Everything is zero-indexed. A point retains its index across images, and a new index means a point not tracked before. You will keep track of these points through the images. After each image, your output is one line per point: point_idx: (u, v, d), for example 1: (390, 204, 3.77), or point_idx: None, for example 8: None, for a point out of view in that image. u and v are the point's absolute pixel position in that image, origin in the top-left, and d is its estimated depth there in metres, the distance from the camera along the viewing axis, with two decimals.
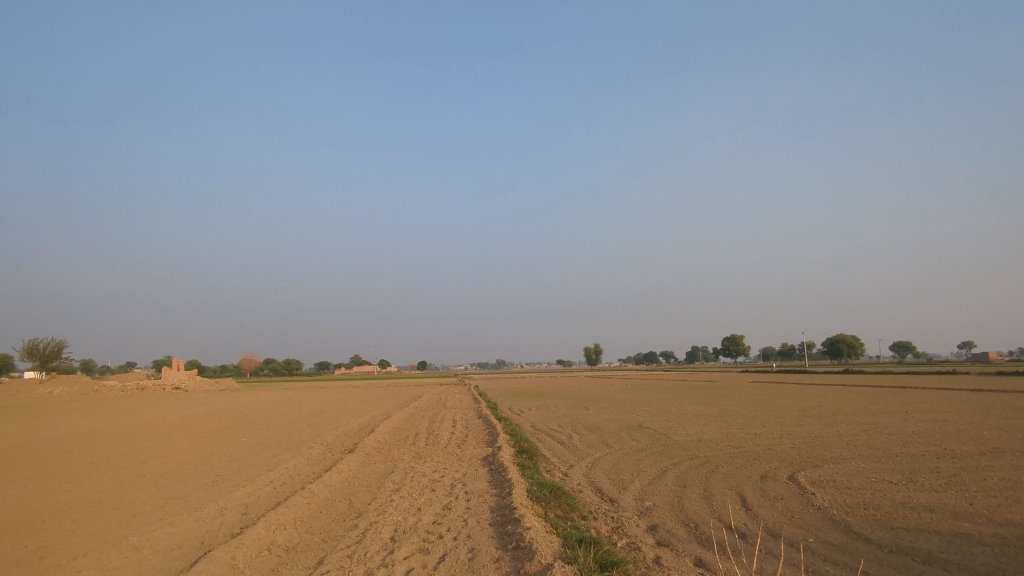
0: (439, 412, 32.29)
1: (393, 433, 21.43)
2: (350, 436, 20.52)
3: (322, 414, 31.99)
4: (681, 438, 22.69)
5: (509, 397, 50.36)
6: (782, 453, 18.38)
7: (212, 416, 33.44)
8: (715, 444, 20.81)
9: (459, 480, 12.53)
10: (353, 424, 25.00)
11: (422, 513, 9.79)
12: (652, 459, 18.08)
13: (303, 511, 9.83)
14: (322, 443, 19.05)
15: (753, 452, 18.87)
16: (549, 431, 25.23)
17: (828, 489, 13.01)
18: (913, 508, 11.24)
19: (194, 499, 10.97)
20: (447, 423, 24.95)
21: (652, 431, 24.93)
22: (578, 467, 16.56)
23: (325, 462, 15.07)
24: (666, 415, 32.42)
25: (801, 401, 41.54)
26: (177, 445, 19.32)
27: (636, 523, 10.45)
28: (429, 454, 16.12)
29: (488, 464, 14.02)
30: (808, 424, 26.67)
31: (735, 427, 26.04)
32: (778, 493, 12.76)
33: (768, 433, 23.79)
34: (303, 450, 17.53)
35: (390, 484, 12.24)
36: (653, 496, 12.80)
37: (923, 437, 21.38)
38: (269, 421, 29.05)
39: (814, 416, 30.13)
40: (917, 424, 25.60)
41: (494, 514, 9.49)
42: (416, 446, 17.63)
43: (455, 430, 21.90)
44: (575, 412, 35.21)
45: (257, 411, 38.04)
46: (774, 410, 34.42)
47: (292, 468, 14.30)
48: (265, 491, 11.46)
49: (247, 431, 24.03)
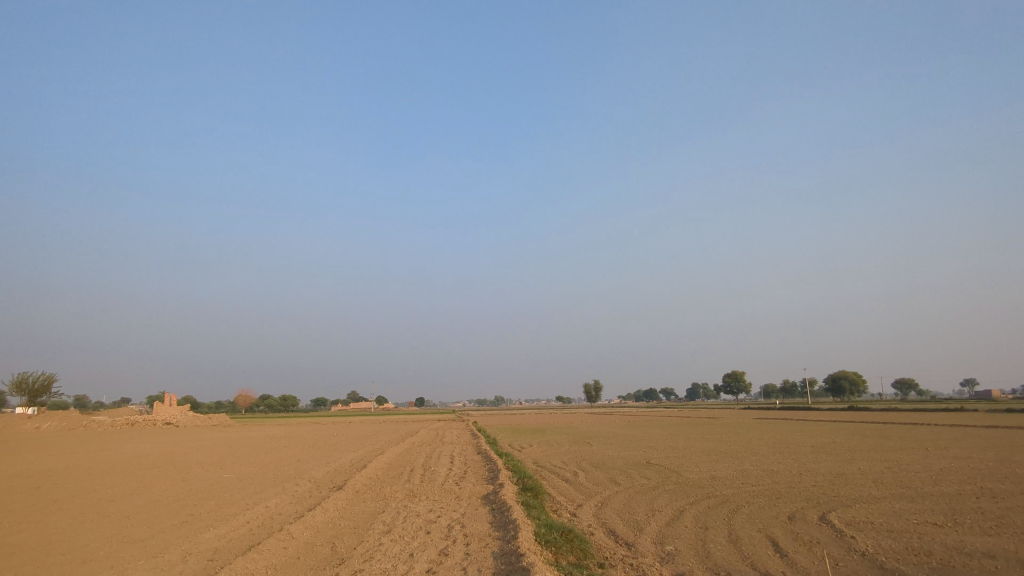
0: (436, 447, 30.88)
1: (387, 469, 20.09)
2: (340, 472, 19.18)
3: (313, 450, 30.51)
4: (693, 475, 21.32)
5: (508, 433, 48.79)
6: (806, 492, 17.07)
7: (199, 451, 31.97)
8: (731, 482, 19.44)
9: (458, 521, 11.23)
10: (345, 460, 23.60)
11: (414, 560, 8.48)
12: (665, 497, 16.74)
13: (276, 558, 8.52)
14: (309, 479, 17.72)
15: (773, 490, 17.51)
16: (553, 468, 23.81)
17: (868, 533, 11.69)
18: (970, 555, 9.92)
19: (154, 543, 9.68)
20: (444, 459, 23.57)
21: (662, 468, 23.56)
22: (586, 506, 15.20)
23: (310, 500, 13.75)
24: (675, 452, 30.97)
25: (814, 438, 40.01)
26: (153, 482, 17.99)
27: (659, 571, 9.18)
28: (425, 491, 14.80)
29: (489, 503, 12.72)
30: (826, 460, 25.32)
31: (749, 464, 24.64)
32: (813, 536, 11.45)
33: (785, 470, 22.43)
34: (288, 487, 16.21)
35: (380, 525, 10.93)
36: (674, 539, 11.51)
37: (953, 474, 20.06)
38: (257, 456, 27.61)
39: (831, 452, 28.75)
40: (941, 461, 24.21)
41: (498, 561, 8.21)
42: (411, 483, 16.30)
43: (453, 467, 20.52)
44: (579, 448, 33.74)
45: (246, 446, 36.47)
46: (787, 447, 32.93)
47: (273, 507, 12.97)
48: (237, 534, 10.17)
49: (231, 467, 22.60)
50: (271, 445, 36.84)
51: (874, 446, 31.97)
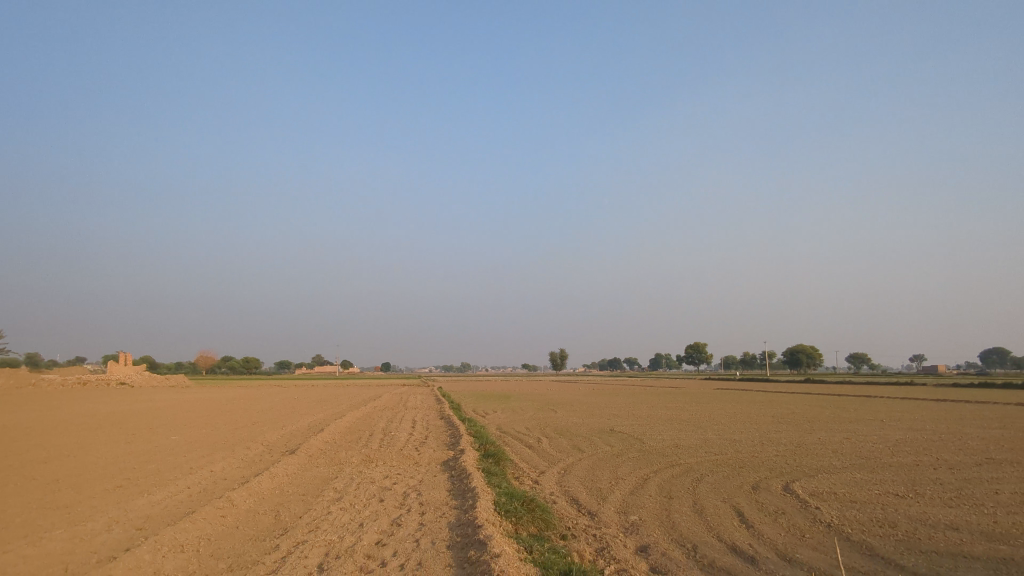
0: (399, 412, 30.31)
1: (345, 434, 19.40)
2: (296, 436, 18.43)
3: (270, 413, 29.62)
4: (657, 444, 21.21)
5: (472, 399, 48.55)
6: (769, 461, 17.00)
7: (150, 412, 30.77)
8: (694, 451, 19.36)
9: (414, 489, 10.64)
10: (302, 424, 22.84)
11: (364, 531, 7.83)
12: (630, 465, 16.47)
13: (211, 527, 7.77)
14: (262, 443, 16.94)
15: (737, 460, 17.40)
16: (516, 434, 23.48)
17: (833, 504, 11.53)
18: (936, 528, 9.79)
19: (79, 510, 8.84)
20: (406, 424, 23.00)
21: (626, 436, 23.44)
22: (549, 474, 14.80)
23: (258, 465, 12.98)
24: (638, 420, 31.06)
25: (773, 408, 40.70)
26: (93, 444, 16.96)
27: (623, 543, 8.77)
28: (382, 457, 14.16)
29: (448, 470, 12.15)
30: (786, 431, 25.58)
31: (712, 433, 24.73)
32: (778, 507, 11.23)
33: (747, 439, 22.51)
34: (237, 451, 15.40)
35: (330, 493, 10.27)
36: (638, 509, 11.15)
37: (910, 446, 20.36)
38: (211, 418, 26.61)
39: (790, 423, 29.15)
40: (897, 432, 24.67)
41: (454, 532, 7.64)
42: (368, 449, 15.64)
43: (414, 432, 19.97)
44: (543, 415, 33.60)
45: (201, 408, 35.35)
46: (747, 416, 33.33)
47: (217, 472, 12.15)
48: (173, 500, 9.37)
49: (181, 429, 21.61)
50: (228, 407, 35.78)
51: (831, 417, 32.59)
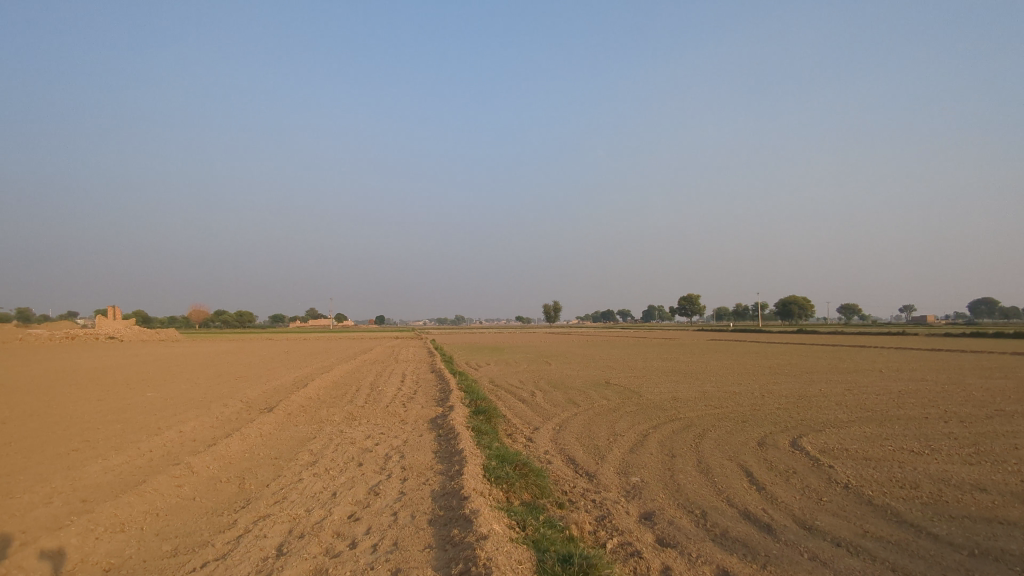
0: (389, 365, 29.58)
1: (331, 389, 18.60)
2: (278, 392, 17.58)
3: (258, 367, 28.86)
4: (655, 396, 20.53)
5: (466, 351, 48.02)
6: (772, 416, 16.31)
7: (133, 367, 29.97)
8: (693, 404, 18.69)
9: (397, 451, 9.79)
10: (288, 379, 22.01)
11: (335, 503, 6.94)
12: (627, 420, 15.78)
13: (162, 501, 6.88)
14: (242, 399, 16.09)
15: (738, 414, 16.72)
16: (509, 388, 22.75)
17: (847, 462, 10.80)
18: (961, 488, 9.06)
19: (22, 480, 7.95)
20: (395, 378, 22.20)
21: (621, 389, 22.79)
22: (544, 431, 14.03)
23: (233, 425, 12.12)
24: (634, 372, 30.48)
25: (770, 359, 40.26)
26: (63, 402, 16.07)
27: (625, 510, 7.96)
28: (366, 414, 13.32)
29: (435, 429, 11.30)
30: (785, 382, 25.05)
31: (710, 385, 24.08)
32: (789, 466, 10.49)
33: (747, 391, 21.87)
34: (214, 409, 14.56)
35: (305, 456, 9.41)
36: (639, 470, 10.37)
37: (914, 397, 19.75)
38: (196, 373, 25.79)
39: (787, 374, 28.63)
40: (899, 383, 24.09)
41: (437, 504, 6.77)
42: (352, 405, 14.80)
43: (403, 387, 19.14)
44: (537, 367, 32.99)
45: (188, 362, 34.57)
46: (745, 368, 32.80)
47: (187, 433, 11.28)
48: (129, 467, 8.49)
49: (162, 385, 20.79)
50: (216, 361, 34.99)
51: (830, 367, 32.07)
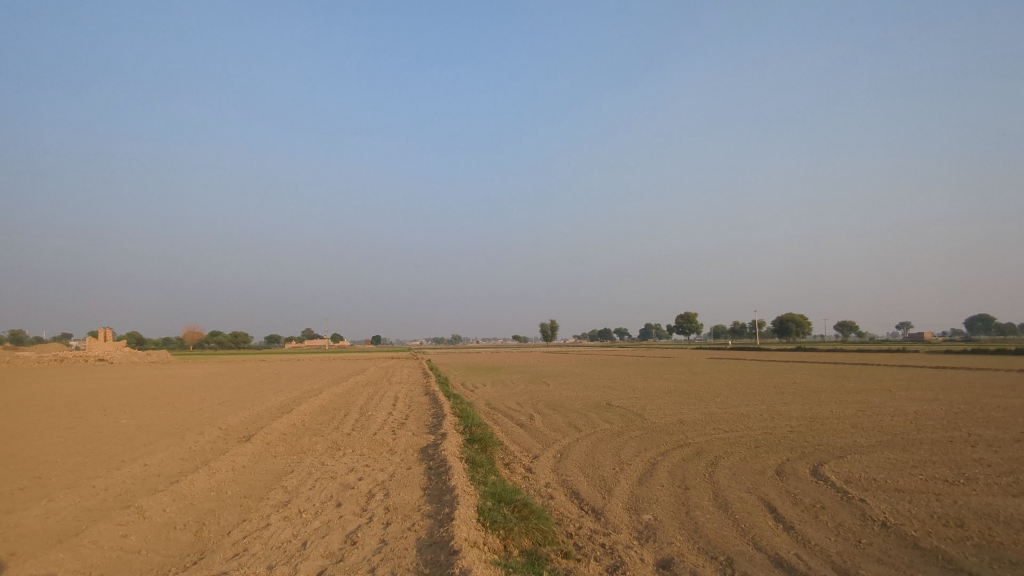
0: (382, 388, 28.52)
1: (317, 414, 17.53)
2: (260, 418, 16.50)
3: (244, 391, 27.64)
4: (659, 419, 19.49)
5: (462, 372, 46.91)
6: (786, 440, 15.31)
7: (114, 390, 28.72)
8: (701, 428, 17.67)
9: (381, 487, 8.78)
10: (273, 403, 20.89)
11: (303, 556, 5.94)
12: (633, 446, 14.76)
13: (99, 556, 5.87)
14: (219, 427, 15.01)
15: (750, 438, 15.70)
16: (506, 411, 21.68)
17: (878, 494, 9.82)
18: (1013, 526, 8.09)
19: None
20: (386, 402, 21.10)
21: (623, 411, 21.74)
22: (544, 460, 13.00)
23: (203, 457, 11.07)
24: (635, 392, 29.45)
25: (774, 378, 39.17)
26: (27, 431, 14.95)
27: (639, 557, 6.98)
28: (351, 444, 12.27)
29: (425, 461, 10.29)
30: (793, 403, 24.02)
31: (716, 407, 23.05)
32: (817, 501, 9.50)
33: (755, 413, 20.84)
34: (186, 438, 13.47)
35: (278, 495, 8.38)
36: (651, 505, 9.37)
37: (931, 419, 18.77)
38: (178, 397, 24.62)
39: (794, 394, 27.59)
40: (912, 403, 23.08)
41: (423, 558, 5.78)
42: (337, 433, 13.75)
43: (394, 411, 18.08)
44: (535, 388, 31.92)
45: (173, 385, 33.39)
46: (750, 388, 31.71)
47: (152, 467, 10.23)
48: (73, 511, 7.46)
49: (139, 410, 19.68)
50: (203, 383, 33.74)
51: (838, 387, 31.00)
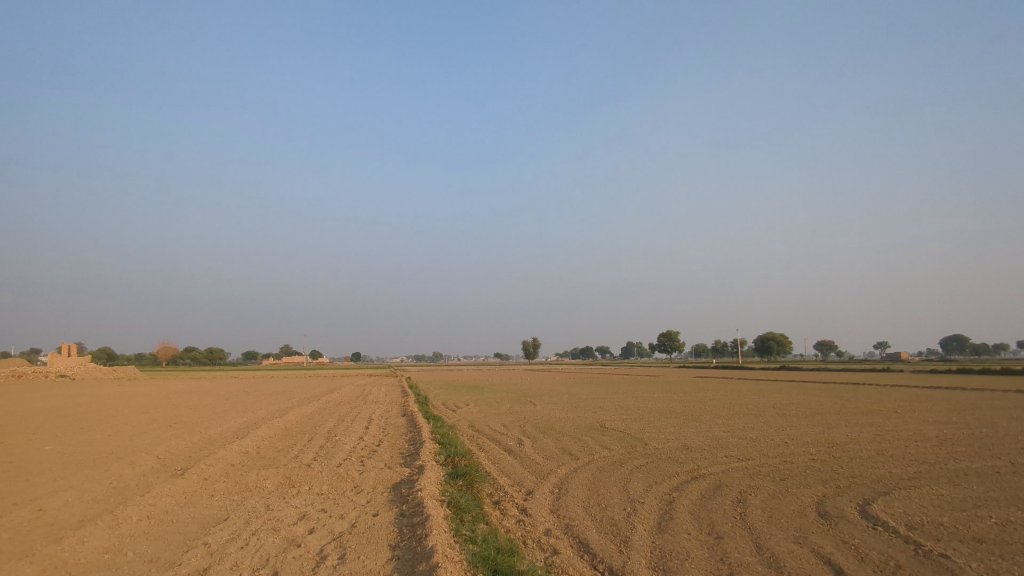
0: (356, 408, 26.23)
1: (276, 440, 15.28)
2: (210, 445, 14.25)
3: (204, 410, 25.25)
4: (663, 445, 17.54)
5: (443, 390, 44.75)
6: (813, 471, 13.43)
7: (57, 410, 26.07)
8: (712, 455, 15.73)
9: (338, 546, 6.71)
10: (229, 426, 18.56)
11: None
12: (641, 479, 12.75)
13: None
14: (157, 456, 12.76)
15: (771, 469, 13.77)
16: (492, 435, 19.54)
17: (961, 548, 7.94)
18: None
19: None
20: (359, 425, 18.92)
21: (621, 435, 19.81)
22: (539, 497, 10.95)
23: (120, 498, 8.89)
24: (628, 414, 27.56)
25: (771, 398, 37.51)
26: None
27: None
28: (308, 479, 10.12)
29: (396, 506, 8.23)
30: (801, 426, 22.22)
31: (719, 430, 21.15)
32: (890, 559, 7.58)
33: (765, 438, 19.01)
34: (112, 470, 11.22)
35: (195, 559, 6.26)
36: (684, 565, 7.40)
37: (961, 445, 17.08)
38: (125, 417, 22.10)
39: (798, 415, 25.84)
40: (930, 426, 21.42)
41: None
42: (295, 464, 11.55)
43: (364, 436, 15.86)
44: (521, 408, 29.85)
45: (127, 403, 30.65)
46: (749, 409, 29.95)
47: (46, 513, 8.03)
48: None
49: (76, 433, 17.28)
50: (162, 402, 31.18)
51: (842, 408, 29.35)
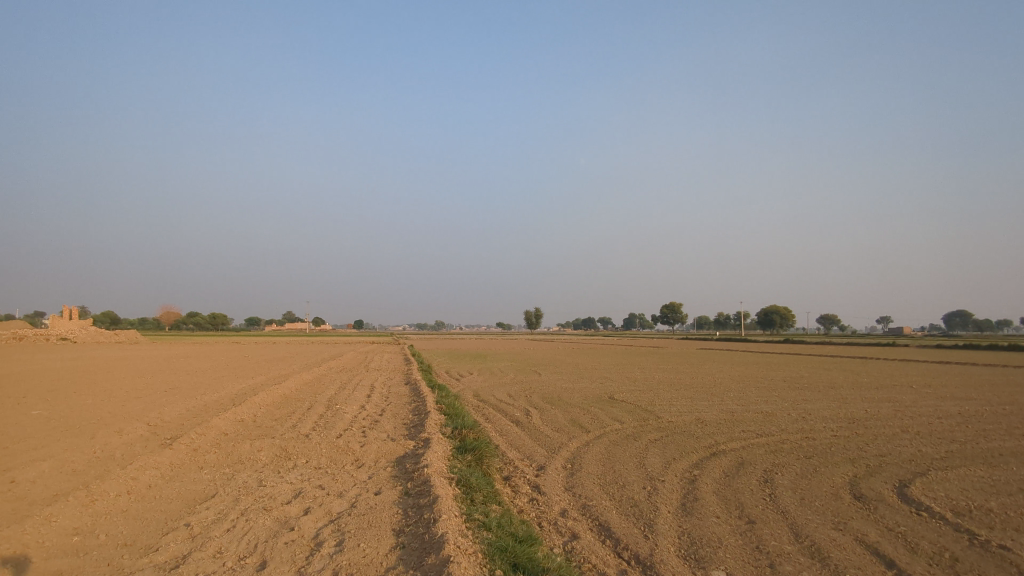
0: (358, 375, 25.66)
1: (275, 408, 14.61)
2: (204, 412, 13.57)
3: (203, 376, 24.61)
4: (676, 418, 16.87)
5: (446, 358, 44.41)
6: (839, 449, 12.73)
7: (53, 372, 25.54)
8: (729, 430, 15.04)
9: (335, 530, 6.00)
10: (226, 392, 17.93)
11: None
12: (659, 455, 12.06)
13: None
14: (148, 423, 12.08)
15: (794, 446, 13.08)
16: (498, 405, 18.89)
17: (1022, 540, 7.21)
18: None
19: None
20: (360, 393, 18.28)
21: (631, 407, 19.14)
22: (551, 473, 10.25)
23: (101, 469, 8.21)
24: (636, 385, 26.93)
25: (780, 371, 36.90)
26: None
27: None
28: (305, 452, 9.40)
29: (400, 484, 7.51)
30: (817, 400, 21.52)
31: (732, 404, 20.48)
32: (947, 550, 6.85)
33: (782, 413, 18.33)
34: (98, 438, 10.55)
35: (173, 544, 5.55)
36: (720, 555, 6.67)
37: (988, 423, 16.35)
38: (122, 382, 21.50)
39: (811, 390, 25.14)
40: (950, 403, 20.69)
41: None
42: (292, 435, 10.86)
43: (366, 406, 15.19)
44: (526, 378, 29.26)
45: (127, 367, 30.16)
46: (759, 382, 29.30)
47: (17, 486, 7.34)
48: None
49: (68, 398, 16.62)
50: (160, 366, 30.60)
51: (854, 382, 28.66)
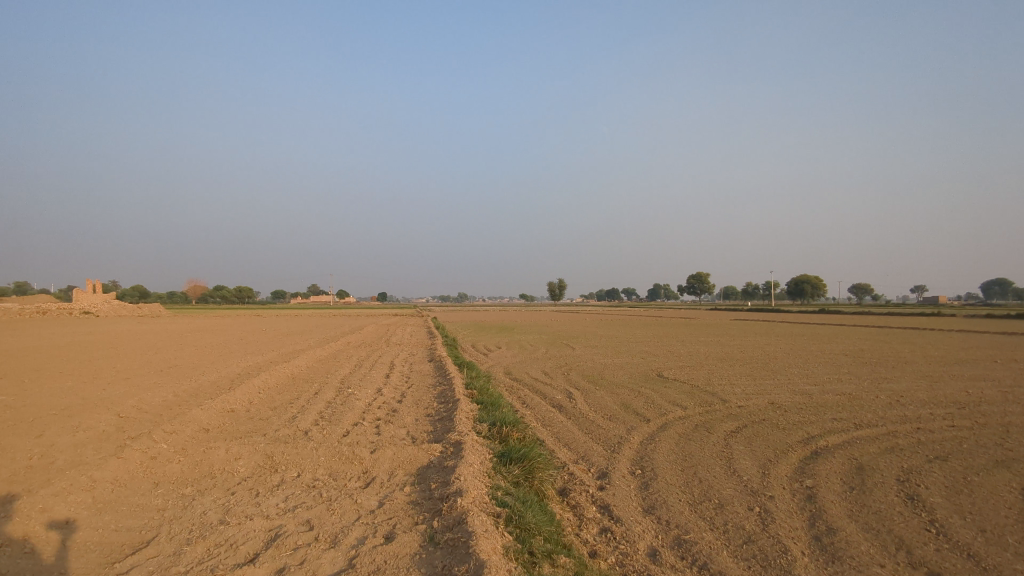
0: (378, 351, 23.44)
1: (276, 394, 12.34)
2: (191, 399, 11.41)
3: (211, 352, 22.61)
4: (746, 402, 14.29)
5: (472, 331, 42.29)
6: (975, 448, 10.05)
7: (52, 349, 23.72)
8: (819, 419, 12.38)
9: None
10: (226, 373, 15.77)
11: None
12: (749, 455, 9.50)
13: None
14: (118, 414, 9.92)
15: (913, 442, 10.43)
16: (534, 386, 16.48)
17: None
18: None
19: None
20: (378, 372, 15.99)
21: (688, 388, 16.59)
22: (622, 486, 7.79)
23: (13, 491, 5.98)
24: (682, 360, 24.34)
25: (835, 344, 33.91)
26: None
27: None
28: (297, 462, 7.06)
29: (424, 523, 5.12)
30: (899, 379, 18.75)
31: (803, 383, 17.81)
32: None
33: (868, 395, 15.63)
34: (46, 436, 8.40)
35: None
36: None
37: None
38: (118, 360, 19.54)
39: (882, 366, 22.35)
40: None
41: None
42: (286, 433, 8.53)
43: (382, 389, 12.86)
44: (560, 352, 26.94)
45: (136, 342, 28.36)
46: (818, 357, 26.48)
47: None
48: None
49: (47, 380, 14.60)
50: (170, 341, 28.68)
51: (927, 357, 25.73)
